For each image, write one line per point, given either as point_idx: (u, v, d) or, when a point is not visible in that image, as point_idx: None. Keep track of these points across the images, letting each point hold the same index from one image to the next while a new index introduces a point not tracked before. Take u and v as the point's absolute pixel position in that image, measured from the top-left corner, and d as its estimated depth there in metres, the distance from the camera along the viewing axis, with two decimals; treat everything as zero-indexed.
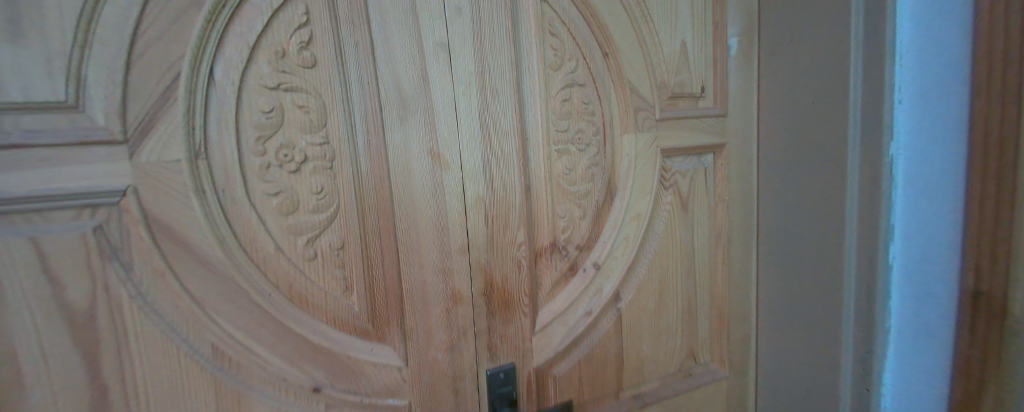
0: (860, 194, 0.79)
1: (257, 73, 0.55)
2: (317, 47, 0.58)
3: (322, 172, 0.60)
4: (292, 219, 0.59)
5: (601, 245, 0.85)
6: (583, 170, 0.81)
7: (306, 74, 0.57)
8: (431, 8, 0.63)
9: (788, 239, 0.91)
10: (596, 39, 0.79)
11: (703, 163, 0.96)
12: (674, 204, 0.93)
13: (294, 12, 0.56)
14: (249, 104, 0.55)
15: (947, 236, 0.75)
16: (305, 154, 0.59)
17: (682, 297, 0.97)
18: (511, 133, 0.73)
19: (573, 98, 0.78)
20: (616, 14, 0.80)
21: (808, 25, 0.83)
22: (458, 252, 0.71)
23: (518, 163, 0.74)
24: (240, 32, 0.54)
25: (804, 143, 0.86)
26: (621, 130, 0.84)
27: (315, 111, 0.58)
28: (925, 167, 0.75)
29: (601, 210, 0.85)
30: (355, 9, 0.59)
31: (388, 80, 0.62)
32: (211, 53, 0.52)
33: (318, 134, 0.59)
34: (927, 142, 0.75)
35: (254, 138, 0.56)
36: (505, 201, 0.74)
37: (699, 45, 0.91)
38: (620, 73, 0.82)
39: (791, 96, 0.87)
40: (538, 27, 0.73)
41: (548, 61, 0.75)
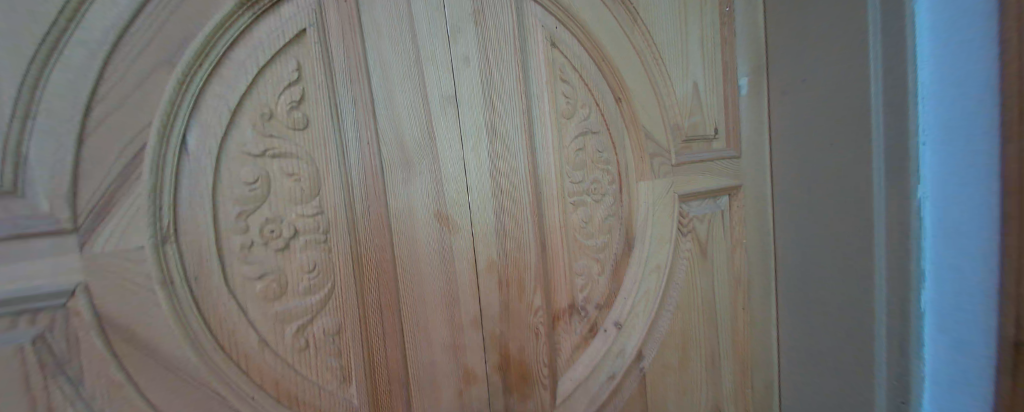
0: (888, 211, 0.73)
1: (240, 139, 0.47)
2: (309, 105, 0.50)
3: (314, 247, 0.52)
4: (279, 305, 0.50)
5: (622, 302, 0.78)
6: (600, 222, 0.75)
7: (297, 136, 0.50)
8: (437, 59, 0.57)
9: (815, 285, 0.83)
10: (608, 84, 0.73)
11: (718, 206, 0.89)
12: (694, 253, 0.86)
13: (284, 67, 0.49)
14: (229, 175, 0.47)
15: (980, 251, 0.69)
16: (295, 228, 0.50)
17: (705, 351, 0.88)
18: (523, 187, 0.65)
19: (587, 146, 0.71)
20: (628, 56, 0.75)
21: (824, 61, 0.78)
22: (470, 325, 0.63)
23: (532, 219, 0.67)
24: (219, 93, 0.46)
25: (828, 185, 0.79)
26: (636, 177, 0.77)
27: (307, 179, 0.50)
28: (952, 181, 0.70)
29: (620, 264, 0.78)
30: (353, 63, 0.52)
31: (392, 140, 0.55)
32: (184, 119, 0.44)
33: (311, 203, 0.51)
34: (947, 158, 0.71)
35: (235, 213, 0.47)
36: (518, 263, 0.66)
37: (710, 84, 0.85)
38: (634, 117, 0.76)
39: (808, 135, 0.81)
40: (549, 74, 0.67)
41: (560, 109, 0.68)
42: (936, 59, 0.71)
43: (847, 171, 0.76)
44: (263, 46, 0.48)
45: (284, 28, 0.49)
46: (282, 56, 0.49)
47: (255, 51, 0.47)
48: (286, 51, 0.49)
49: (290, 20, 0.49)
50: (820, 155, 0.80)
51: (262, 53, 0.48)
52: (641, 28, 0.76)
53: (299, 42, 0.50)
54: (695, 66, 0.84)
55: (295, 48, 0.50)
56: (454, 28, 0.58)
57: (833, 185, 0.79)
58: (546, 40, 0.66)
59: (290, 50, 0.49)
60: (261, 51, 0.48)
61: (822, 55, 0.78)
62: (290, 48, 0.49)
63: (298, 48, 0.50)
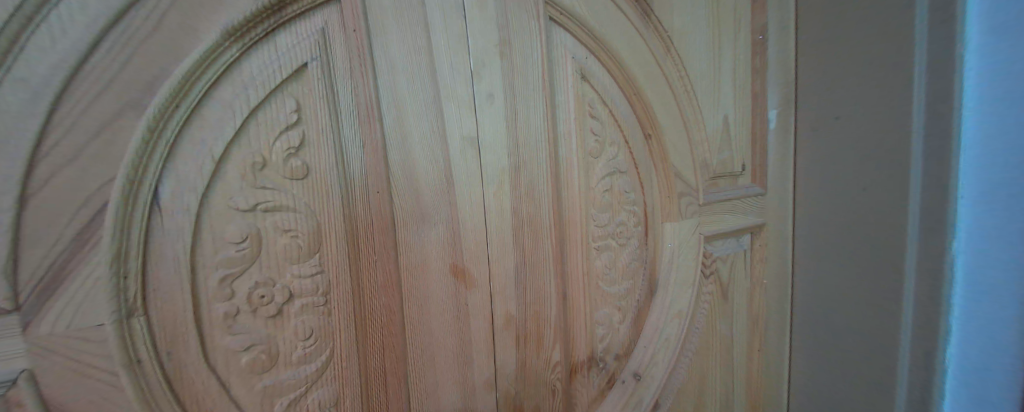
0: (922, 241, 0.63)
1: (226, 193, 0.40)
2: (310, 152, 0.43)
3: (311, 311, 0.44)
4: (267, 378, 0.42)
5: (641, 350, 0.69)
6: (624, 266, 0.67)
7: (294, 188, 0.42)
8: (458, 98, 0.50)
9: (841, 334, 0.72)
10: (638, 120, 0.66)
11: (741, 245, 0.77)
12: (715, 294, 0.75)
13: (279, 109, 0.42)
14: (212, 234, 0.39)
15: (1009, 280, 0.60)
16: (290, 291, 0.42)
17: (719, 399, 0.77)
18: (546, 234, 0.58)
19: (614, 186, 0.64)
20: (660, 88, 0.67)
21: (865, 95, 0.67)
22: (482, 386, 0.56)
23: (554, 268, 0.59)
24: (200, 140, 0.38)
25: (863, 237, 0.68)
26: (661, 218, 0.70)
27: (307, 235, 0.43)
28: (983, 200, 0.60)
29: (642, 313, 0.69)
30: (363, 104, 0.45)
31: (405, 186, 0.48)
32: (156, 172, 0.37)
33: (310, 262, 0.43)
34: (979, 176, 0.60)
35: (218, 279, 0.40)
36: (538, 316, 0.59)
37: (739, 117, 0.75)
38: (664, 158, 0.69)
39: (842, 178, 0.70)
40: (577, 110, 0.60)
41: (588, 148, 0.61)
42: (979, 65, 0.60)
43: (887, 224, 0.65)
44: (253, 84, 0.40)
45: (281, 63, 0.41)
46: (277, 96, 0.41)
47: (244, 91, 0.40)
48: (282, 90, 0.42)
49: (288, 54, 0.42)
50: (860, 204, 0.68)
51: (253, 92, 0.40)
52: (675, 57, 0.68)
53: (299, 79, 0.42)
54: (727, 97, 0.74)
55: (293, 86, 0.42)
56: (478, 63, 0.51)
57: (870, 239, 0.68)
58: (576, 72, 0.59)
59: (286, 88, 0.42)
60: (252, 91, 0.40)
61: (865, 89, 0.67)
62: (287, 87, 0.42)
63: (297, 87, 0.42)
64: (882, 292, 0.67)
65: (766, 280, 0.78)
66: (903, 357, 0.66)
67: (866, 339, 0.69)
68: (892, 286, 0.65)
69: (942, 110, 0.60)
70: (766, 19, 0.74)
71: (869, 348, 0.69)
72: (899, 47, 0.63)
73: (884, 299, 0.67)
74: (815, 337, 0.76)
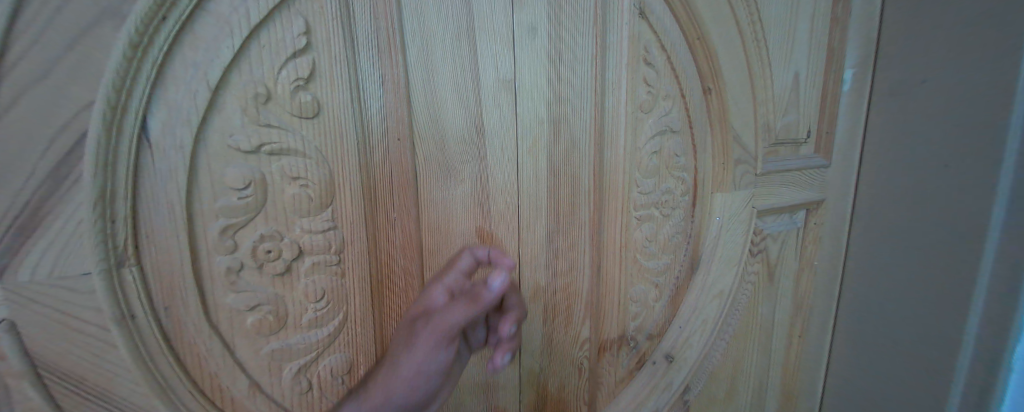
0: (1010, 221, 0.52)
1: (225, 129, 0.34)
2: (322, 85, 0.37)
3: (323, 271, 0.39)
4: (276, 342, 0.38)
5: (676, 332, 0.63)
6: (666, 239, 0.59)
7: (303, 127, 0.36)
8: (496, 30, 0.43)
9: (899, 330, 0.63)
10: (698, 70, 0.56)
11: (796, 222, 0.67)
12: (761, 275, 0.67)
13: (286, 29, 0.35)
14: (211, 177, 0.34)
15: None
16: (299, 247, 0.37)
17: (753, 385, 0.71)
18: (584, 198, 0.52)
19: (663, 149, 0.56)
20: (728, 30, 0.55)
21: (969, 51, 0.53)
22: (506, 360, 0.52)
23: (589, 240, 0.53)
24: (193, 62, 0.32)
25: (942, 221, 0.57)
26: (711, 188, 0.61)
27: (318, 185, 0.37)
28: None
29: (680, 290, 0.63)
30: (384, 30, 0.38)
31: (432, 138, 0.42)
32: (143, 99, 0.31)
33: (323, 216, 0.38)
34: None
35: (218, 229, 0.35)
36: (570, 289, 0.54)
37: (812, 74, 0.63)
38: (724, 117, 0.58)
39: (924, 153, 0.58)
40: (630, 54, 0.50)
41: (638, 100, 0.52)
42: None
43: (974, 208, 0.54)
44: None
45: None
46: (283, 12, 0.35)
47: (243, 3, 0.33)
48: (287, 5, 0.35)
49: None
50: (941, 182, 0.57)
51: (254, 6, 0.33)
52: None
53: None
54: (801, 50, 0.61)
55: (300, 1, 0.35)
56: None
57: (952, 226, 0.56)
58: (634, 6, 0.49)
59: (293, 3, 0.35)
60: (253, 5, 0.33)
61: (969, 41, 0.53)
62: (293, 1, 0.35)
63: (305, 3, 0.35)
64: (953, 287, 0.57)
65: (816, 261, 0.69)
66: (964, 362, 0.57)
67: (921, 333, 0.61)
68: (968, 279, 0.55)
69: None
70: None
71: (923, 343, 0.61)
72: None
73: (950, 291, 0.57)
74: (862, 335, 0.68)
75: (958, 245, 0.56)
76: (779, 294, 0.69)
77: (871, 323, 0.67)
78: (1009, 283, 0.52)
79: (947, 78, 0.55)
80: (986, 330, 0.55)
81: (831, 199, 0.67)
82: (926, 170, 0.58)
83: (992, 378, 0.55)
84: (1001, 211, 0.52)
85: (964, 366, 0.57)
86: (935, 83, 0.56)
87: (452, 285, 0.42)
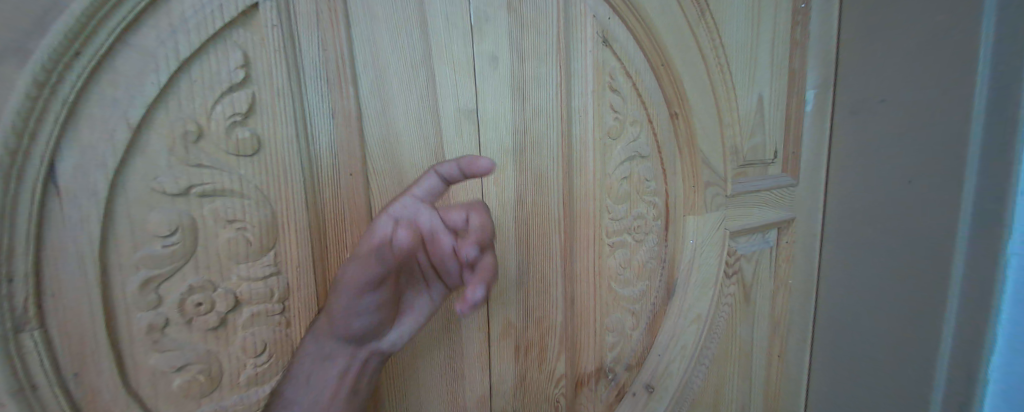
0: (975, 237, 0.52)
1: (149, 170, 0.31)
2: (264, 119, 0.34)
3: (264, 321, 0.36)
4: (209, 404, 0.34)
5: (656, 361, 0.61)
6: (641, 265, 0.58)
7: (242, 166, 0.33)
8: (455, 59, 0.41)
9: (875, 348, 0.63)
10: (664, 95, 0.55)
11: (768, 241, 0.67)
12: (738, 297, 0.66)
13: (221, 61, 0.32)
14: (131, 224, 0.31)
15: None
16: (235, 297, 0.34)
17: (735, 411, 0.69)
18: (554, 227, 0.50)
19: (634, 174, 0.54)
20: (691, 55, 0.55)
21: (923, 72, 0.55)
22: (475, 404, 0.49)
23: (560, 270, 0.51)
24: (112, 99, 0.29)
25: (911, 239, 0.57)
26: (684, 210, 0.60)
27: (258, 227, 0.34)
28: None
29: (658, 316, 0.61)
30: (333, 61, 0.36)
31: (389, 172, 0.39)
32: (51, 141, 0.28)
33: (263, 261, 0.35)
34: None
35: (138, 283, 0.31)
36: (543, 323, 0.51)
37: (775, 97, 0.63)
38: (692, 141, 0.58)
39: (887, 172, 0.59)
40: (596, 81, 0.49)
41: (606, 126, 0.51)
42: None
43: (939, 226, 0.54)
44: (185, 28, 0.31)
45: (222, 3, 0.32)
46: (217, 44, 0.32)
47: (171, 36, 0.30)
48: (223, 37, 0.32)
49: None
50: (906, 199, 0.57)
51: (185, 39, 0.31)
52: (710, 22, 0.56)
53: (247, 25, 0.33)
54: (764, 73, 0.62)
55: (239, 33, 0.33)
56: (480, 16, 0.42)
57: (919, 242, 0.57)
58: (597, 34, 0.48)
59: (230, 35, 0.32)
60: (183, 38, 0.31)
61: (921, 63, 0.55)
62: (230, 33, 0.32)
63: (244, 34, 0.33)
64: (925, 305, 0.57)
65: (790, 280, 0.69)
66: (940, 382, 0.56)
67: (897, 350, 0.60)
68: (938, 297, 0.55)
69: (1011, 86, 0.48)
70: None
71: (898, 361, 0.60)
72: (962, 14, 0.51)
73: (923, 310, 0.57)
74: (840, 354, 0.67)
75: (926, 262, 0.56)
76: (756, 315, 0.68)
77: (849, 341, 0.66)
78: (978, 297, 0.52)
79: (904, 99, 0.57)
80: (960, 349, 0.55)
81: (801, 218, 0.67)
82: (890, 187, 0.59)
83: (970, 398, 0.55)
84: (967, 229, 0.52)
85: (942, 384, 0.56)
86: (893, 103, 0.58)
87: (401, 211, 0.35)
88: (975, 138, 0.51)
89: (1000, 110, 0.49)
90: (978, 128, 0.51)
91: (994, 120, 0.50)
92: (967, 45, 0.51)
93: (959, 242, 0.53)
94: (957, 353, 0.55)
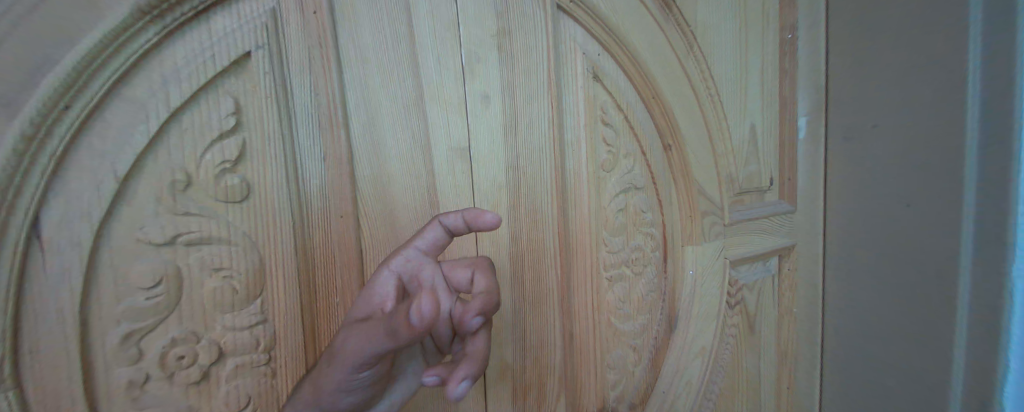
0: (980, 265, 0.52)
1: (135, 220, 0.30)
2: (255, 165, 0.34)
3: (248, 372, 0.34)
4: None
5: (661, 399, 0.59)
6: (640, 299, 0.56)
7: (231, 213, 0.33)
8: (447, 99, 0.41)
9: (887, 380, 0.61)
10: (657, 127, 0.55)
11: (769, 269, 0.66)
12: (742, 328, 0.64)
13: (212, 110, 0.32)
14: (115, 277, 0.30)
15: None
16: (219, 348, 0.33)
17: None
18: (549, 262, 0.49)
19: (629, 206, 0.54)
20: (681, 89, 0.56)
21: (912, 101, 0.55)
22: None
23: (558, 306, 0.50)
24: (99, 151, 0.29)
25: (915, 264, 0.57)
26: (682, 240, 0.59)
27: (246, 275, 0.34)
28: None
29: (660, 351, 0.59)
30: (324, 105, 0.36)
31: (381, 211, 0.39)
32: (36, 193, 0.28)
33: (249, 310, 0.34)
34: None
35: (119, 337, 0.30)
36: (541, 363, 0.49)
37: (767, 125, 0.64)
38: (687, 170, 0.58)
39: (885, 198, 0.59)
40: (588, 116, 0.50)
41: (600, 159, 0.51)
42: None
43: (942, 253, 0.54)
44: (176, 79, 0.31)
45: (213, 53, 0.32)
46: (209, 93, 0.32)
47: (163, 86, 0.31)
48: (215, 86, 0.32)
49: (223, 40, 0.32)
50: (906, 225, 0.57)
51: (175, 89, 0.31)
52: (698, 55, 0.57)
53: (240, 73, 0.33)
54: (755, 102, 0.62)
55: (230, 81, 0.33)
56: (471, 56, 0.42)
57: (924, 270, 0.56)
58: (587, 70, 0.49)
59: (222, 83, 0.33)
60: (174, 87, 0.31)
61: (912, 91, 0.55)
62: (223, 82, 0.33)
63: (236, 83, 0.33)
64: (936, 333, 0.55)
65: (795, 309, 0.67)
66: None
67: (909, 380, 0.59)
68: (947, 323, 0.54)
69: (1001, 115, 0.49)
70: (797, 16, 0.63)
71: (911, 391, 0.58)
72: (946, 45, 0.52)
73: (934, 339, 0.55)
74: (851, 386, 0.65)
75: (933, 289, 0.55)
76: (762, 347, 0.66)
77: (858, 372, 0.64)
78: (989, 329, 0.51)
79: (896, 126, 0.57)
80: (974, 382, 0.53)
81: (801, 245, 0.67)
82: (889, 212, 0.59)
83: None
84: (969, 258, 0.52)
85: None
86: (885, 130, 0.58)
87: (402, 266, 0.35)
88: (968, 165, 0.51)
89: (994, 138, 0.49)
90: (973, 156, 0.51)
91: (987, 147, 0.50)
92: (954, 74, 0.51)
93: (963, 268, 0.52)
94: (970, 387, 0.53)
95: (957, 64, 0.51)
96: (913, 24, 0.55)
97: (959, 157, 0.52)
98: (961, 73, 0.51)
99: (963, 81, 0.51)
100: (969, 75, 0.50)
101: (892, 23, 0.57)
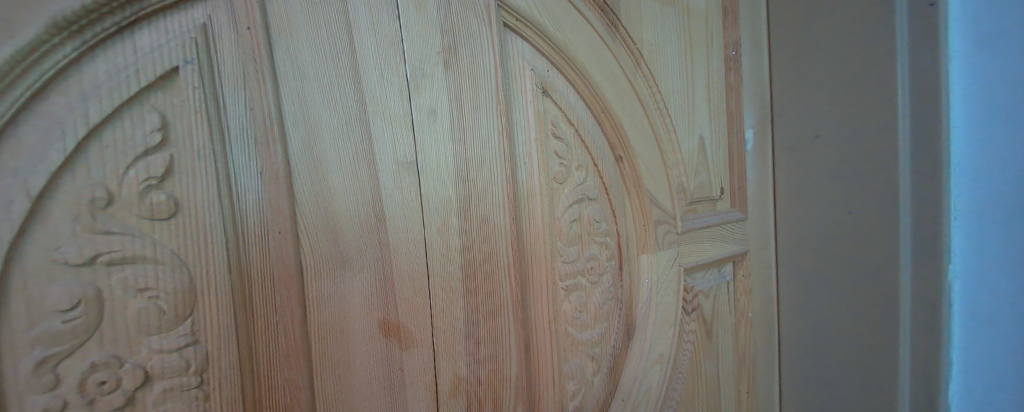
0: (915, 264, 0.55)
1: (51, 240, 0.29)
2: (184, 178, 0.33)
3: (178, 396, 0.33)
4: None
5: (620, 407, 0.59)
6: (597, 308, 0.57)
7: (158, 230, 0.32)
8: (393, 113, 0.41)
9: (837, 377, 0.64)
10: (608, 141, 0.57)
11: (723, 275, 0.68)
12: (699, 333, 0.66)
13: (136, 125, 0.32)
14: (27, 300, 0.29)
15: (1003, 298, 0.54)
16: (145, 372, 0.32)
17: None
18: (505, 274, 0.49)
19: (583, 216, 0.55)
20: (630, 102, 0.58)
21: (848, 113, 0.59)
22: None
23: (514, 319, 0.50)
24: (10, 170, 0.28)
25: (858, 265, 0.60)
26: (637, 249, 0.60)
27: (173, 295, 0.33)
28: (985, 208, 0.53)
29: (619, 360, 0.59)
30: (261, 120, 0.36)
31: (330, 299, 0.39)
32: None
33: (178, 331, 0.33)
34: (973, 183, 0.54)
35: (32, 363, 0.29)
36: (495, 376, 0.49)
37: (715, 137, 0.66)
38: (638, 181, 0.60)
39: (831, 204, 0.62)
40: (538, 130, 0.51)
41: (551, 172, 0.52)
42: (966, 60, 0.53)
43: (881, 255, 0.57)
44: (96, 94, 0.30)
45: (138, 68, 0.31)
46: (133, 108, 0.32)
47: (82, 101, 0.30)
48: (140, 101, 0.32)
49: (148, 55, 0.32)
50: (848, 229, 0.60)
51: (95, 104, 0.30)
52: (645, 71, 0.59)
53: (167, 88, 0.33)
54: (702, 116, 0.65)
55: (157, 96, 0.32)
56: (417, 72, 0.43)
57: (868, 271, 0.59)
58: (536, 86, 0.51)
59: (147, 98, 0.32)
60: (94, 103, 0.30)
61: (847, 105, 0.59)
62: (148, 96, 0.32)
63: (163, 98, 0.33)
64: (880, 330, 0.58)
65: (751, 313, 0.69)
66: (903, 406, 0.58)
67: (859, 376, 0.61)
68: (888, 320, 0.57)
69: (926, 128, 0.53)
70: (739, 34, 0.67)
71: (860, 387, 0.61)
72: (875, 63, 0.56)
73: (877, 336, 0.59)
74: (807, 385, 0.67)
75: (876, 289, 0.58)
76: (720, 351, 0.67)
77: (812, 373, 0.66)
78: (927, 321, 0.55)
79: (835, 137, 0.61)
80: (918, 373, 0.57)
81: (753, 251, 0.69)
82: (832, 218, 0.62)
83: None
84: (909, 261, 0.56)
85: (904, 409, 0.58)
86: (825, 141, 0.62)
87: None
88: (904, 172, 0.55)
89: (922, 149, 0.54)
90: (906, 164, 0.55)
91: (916, 156, 0.54)
92: (884, 89, 0.56)
93: (902, 267, 0.56)
94: (915, 375, 0.57)
95: (887, 77, 0.55)
96: (846, 41, 0.59)
97: (893, 164, 0.55)
98: (892, 84, 0.55)
99: (891, 94, 0.55)
100: (898, 90, 0.55)
101: (827, 41, 0.61)
